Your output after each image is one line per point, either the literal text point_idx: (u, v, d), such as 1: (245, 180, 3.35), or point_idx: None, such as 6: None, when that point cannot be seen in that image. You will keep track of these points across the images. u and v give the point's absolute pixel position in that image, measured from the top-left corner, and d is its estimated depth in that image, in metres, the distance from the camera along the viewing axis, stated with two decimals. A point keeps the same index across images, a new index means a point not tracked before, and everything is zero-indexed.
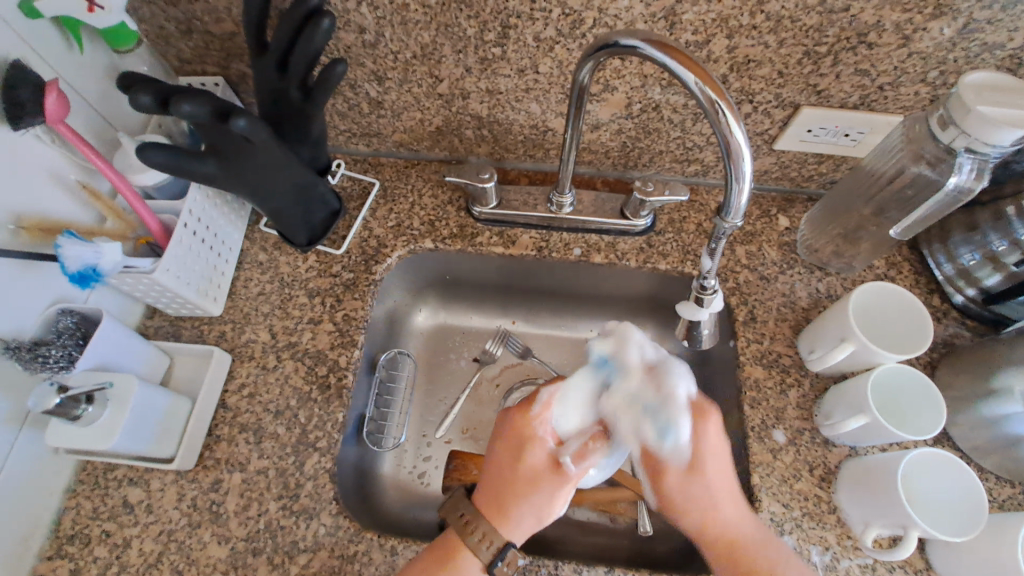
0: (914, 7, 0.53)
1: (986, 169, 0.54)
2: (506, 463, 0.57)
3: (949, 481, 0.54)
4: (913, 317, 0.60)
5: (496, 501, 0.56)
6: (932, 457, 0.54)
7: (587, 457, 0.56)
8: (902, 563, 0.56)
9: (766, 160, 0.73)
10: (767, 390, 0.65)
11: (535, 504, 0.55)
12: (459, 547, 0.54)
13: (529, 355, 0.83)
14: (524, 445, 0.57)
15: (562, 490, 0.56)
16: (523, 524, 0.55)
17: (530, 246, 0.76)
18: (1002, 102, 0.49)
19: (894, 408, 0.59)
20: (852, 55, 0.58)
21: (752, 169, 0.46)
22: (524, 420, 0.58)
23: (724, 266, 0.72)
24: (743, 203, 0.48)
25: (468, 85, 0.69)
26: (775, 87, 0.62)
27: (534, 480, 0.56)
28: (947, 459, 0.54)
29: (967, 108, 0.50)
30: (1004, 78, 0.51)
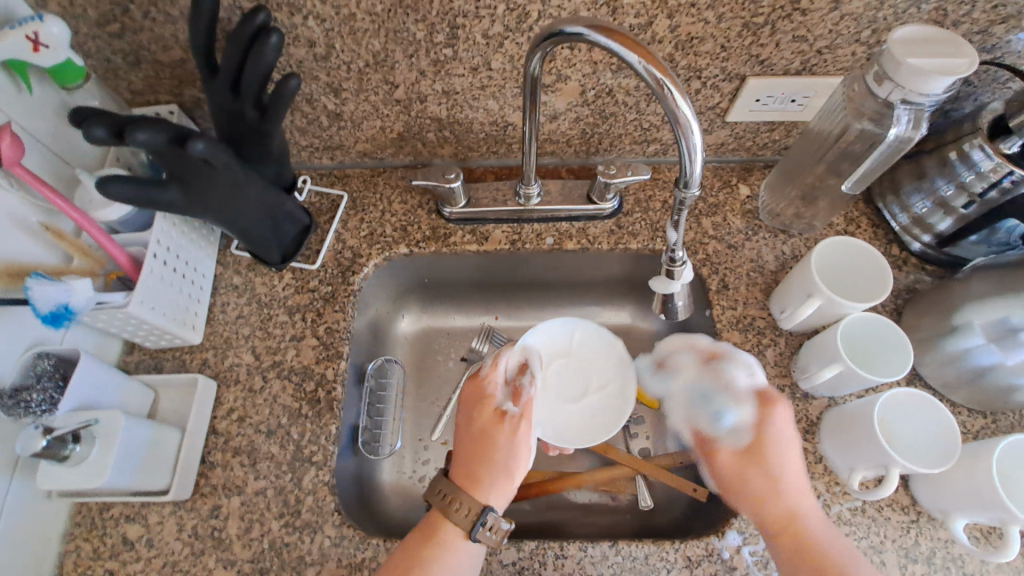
0: None
1: (924, 117, 0.56)
2: (466, 427, 0.63)
3: (924, 422, 0.56)
4: (874, 267, 0.62)
5: (466, 465, 0.60)
6: (905, 397, 0.57)
7: (523, 389, 0.66)
8: (889, 502, 0.58)
9: (720, 133, 0.75)
10: (746, 352, 0.67)
11: (501, 455, 0.61)
12: (442, 521, 0.57)
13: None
14: (479, 409, 0.64)
15: (519, 434, 0.62)
16: (492, 484, 0.59)
17: (504, 241, 0.77)
18: (926, 54, 0.51)
19: (863, 355, 0.61)
20: (788, 23, 0.61)
21: (701, 140, 0.48)
22: (475, 383, 0.66)
23: (692, 239, 0.74)
24: (698, 173, 0.50)
25: (424, 89, 0.70)
26: (719, 61, 0.65)
27: (491, 436, 0.62)
28: (931, 403, 0.56)
29: (898, 62, 0.52)
30: (925, 31, 0.53)
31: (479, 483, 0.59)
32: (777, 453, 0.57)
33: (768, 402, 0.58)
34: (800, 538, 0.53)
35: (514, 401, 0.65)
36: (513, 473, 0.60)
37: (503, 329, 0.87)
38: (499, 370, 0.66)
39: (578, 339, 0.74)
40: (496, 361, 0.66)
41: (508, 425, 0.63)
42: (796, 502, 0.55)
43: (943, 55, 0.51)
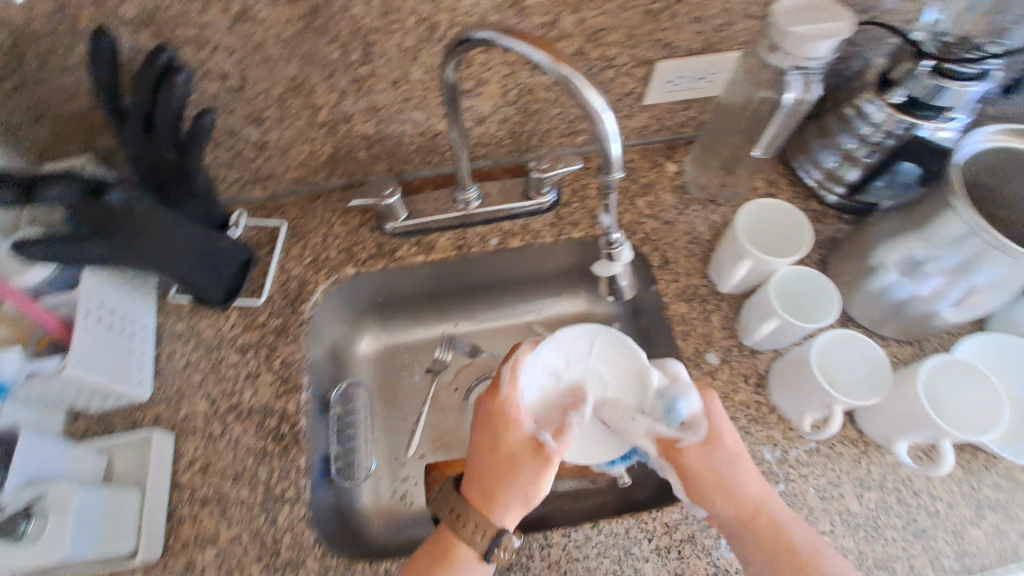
0: None
1: (814, 80, 0.61)
2: (488, 450, 0.58)
3: (854, 358, 0.60)
4: (795, 223, 0.65)
5: (484, 488, 0.57)
6: (839, 340, 0.60)
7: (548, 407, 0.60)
8: (840, 438, 0.63)
9: (641, 117, 0.78)
10: (693, 320, 0.70)
11: (524, 481, 0.57)
12: (455, 541, 0.55)
13: (477, 352, 0.88)
14: (499, 430, 0.58)
15: (546, 463, 0.57)
16: (509, 509, 0.56)
17: (450, 248, 0.78)
18: (810, 21, 0.55)
19: (792, 300, 0.66)
20: (684, 7, 0.63)
21: (615, 125, 0.50)
22: (499, 402, 0.59)
23: (630, 221, 0.77)
24: (619, 156, 0.51)
25: (347, 108, 0.70)
26: (628, 49, 0.68)
27: (516, 461, 0.57)
28: (861, 341, 0.59)
29: (784, 32, 0.55)
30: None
31: (496, 507, 0.56)
32: (729, 442, 0.57)
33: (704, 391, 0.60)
34: (771, 530, 0.54)
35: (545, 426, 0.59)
36: (532, 499, 0.57)
37: (464, 335, 0.90)
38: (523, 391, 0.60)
39: (597, 347, 0.64)
40: (515, 375, 0.60)
41: (531, 450, 0.58)
42: (755, 488, 0.56)
43: (825, 20, 0.54)
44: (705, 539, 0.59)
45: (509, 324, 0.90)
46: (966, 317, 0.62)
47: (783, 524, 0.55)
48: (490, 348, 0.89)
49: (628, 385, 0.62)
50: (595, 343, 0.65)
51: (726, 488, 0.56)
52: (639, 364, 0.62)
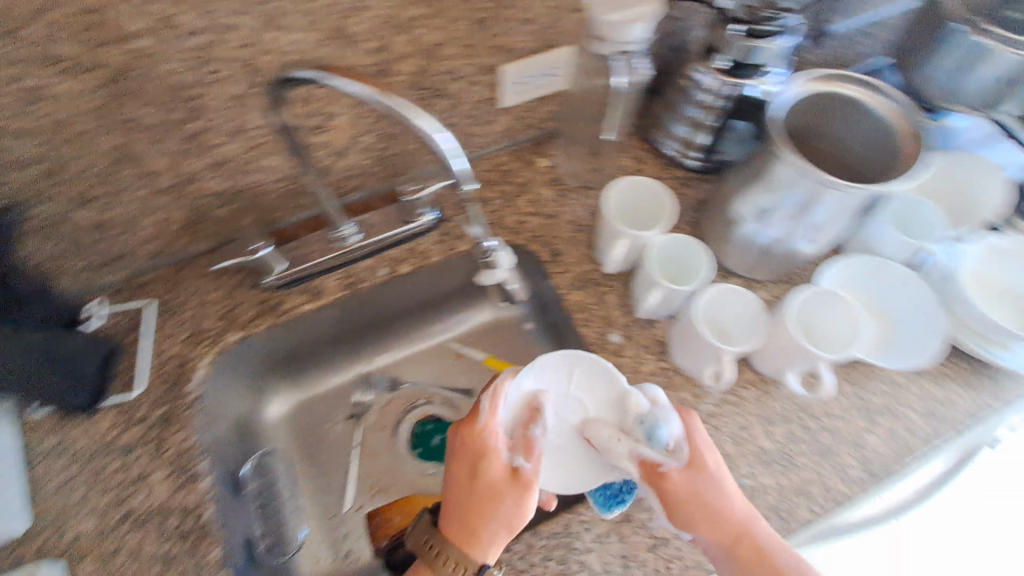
0: None
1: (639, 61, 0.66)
2: (466, 483, 0.58)
3: (732, 305, 0.64)
4: (658, 195, 0.66)
5: (463, 523, 0.57)
6: (716, 295, 0.63)
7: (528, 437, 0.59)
8: (743, 384, 0.66)
9: (504, 119, 0.79)
10: (591, 306, 0.72)
11: (504, 514, 0.56)
12: None
13: (399, 384, 0.87)
14: (479, 461, 0.58)
15: (524, 493, 0.57)
16: (493, 543, 0.56)
17: (339, 288, 0.76)
18: (619, 6, 0.57)
19: (670, 263, 0.68)
20: (512, 11, 0.63)
21: (448, 135, 0.49)
22: (474, 433, 0.59)
23: (514, 223, 0.78)
24: (464, 166, 0.51)
25: (189, 169, 0.65)
26: (470, 58, 0.67)
27: (494, 493, 0.56)
28: (738, 292, 0.63)
29: (601, 22, 0.57)
30: None
31: (477, 542, 0.56)
32: (712, 465, 0.57)
33: (683, 414, 0.59)
34: (756, 556, 0.55)
35: (522, 454, 0.58)
36: (513, 531, 0.56)
37: (380, 369, 0.88)
38: (499, 419, 0.59)
39: (576, 374, 0.63)
40: (494, 404, 0.58)
41: (513, 483, 0.57)
42: (738, 511, 0.56)
43: (631, 4, 0.57)
44: (640, 514, 0.61)
45: (424, 347, 0.90)
46: (822, 246, 0.68)
47: (769, 547, 0.55)
48: (410, 376, 0.88)
49: (611, 411, 0.61)
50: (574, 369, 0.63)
51: (713, 519, 0.55)
52: (617, 388, 0.61)
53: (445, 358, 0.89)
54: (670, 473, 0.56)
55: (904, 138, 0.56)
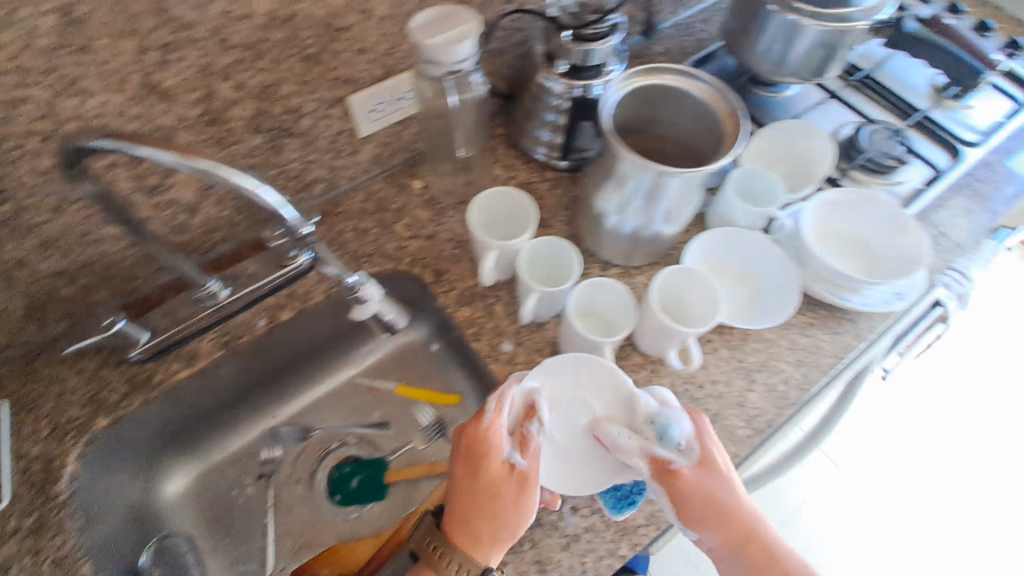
0: None
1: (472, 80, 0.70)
2: (468, 480, 0.58)
3: (598, 295, 0.68)
4: (520, 203, 0.67)
5: (465, 521, 0.57)
6: (583, 290, 0.67)
7: (531, 438, 0.59)
8: (632, 369, 0.69)
9: (367, 148, 0.78)
10: (480, 319, 0.72)
11: (506, 512, 0.57)
12: None
13: (309, 433, 0.85)
14: (482, 457, 0.58)
15: (525, 491, 0.58)
16: (495, 542, 0.57)
17: (216, 348, 0.73)
18: (438, 32, 0.57)
19: (539, 265, 0.70)
20: (341, 43, 0.62)
21: (271, 190, 0.48)
22: (477, 429, 0.59)
23: (395, 249, 0.77)
24: (295, 215, 0.50)
25: (14, 251, 0.60)
26: (310, 95, 0.66)
27: (495, 490, 0.57)
28: (602, 283, 0.66)
29: (422, 46, 0.57)
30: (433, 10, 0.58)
31: (478, 543, 0.56)
32: (721, 464, 0.59)
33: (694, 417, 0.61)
34: (759, 554, 0.58)
35: (522, 452, 0.59)
36: (515, 532, 0.57)
37: (287, 420, 0.85)
38: (503, 416, 0.59)
39: (582, 378, 0.63)
40: (499, 404, 0.59)
41: (516, 481, 0.58)
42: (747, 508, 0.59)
43: (452, 27, 0.57)
44: (549, 515, 0.62)
45: (330, 390, 0.87)
46: (683, 224, 0.71)
47: (772, 544, 0.59)
48: (322, 423, 0.86)
49: (625, 412, 0.61)
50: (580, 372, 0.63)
51: (724, 518, 0.58)
52: (627, 389, 0.62)
53: (354, 397, 0.87)
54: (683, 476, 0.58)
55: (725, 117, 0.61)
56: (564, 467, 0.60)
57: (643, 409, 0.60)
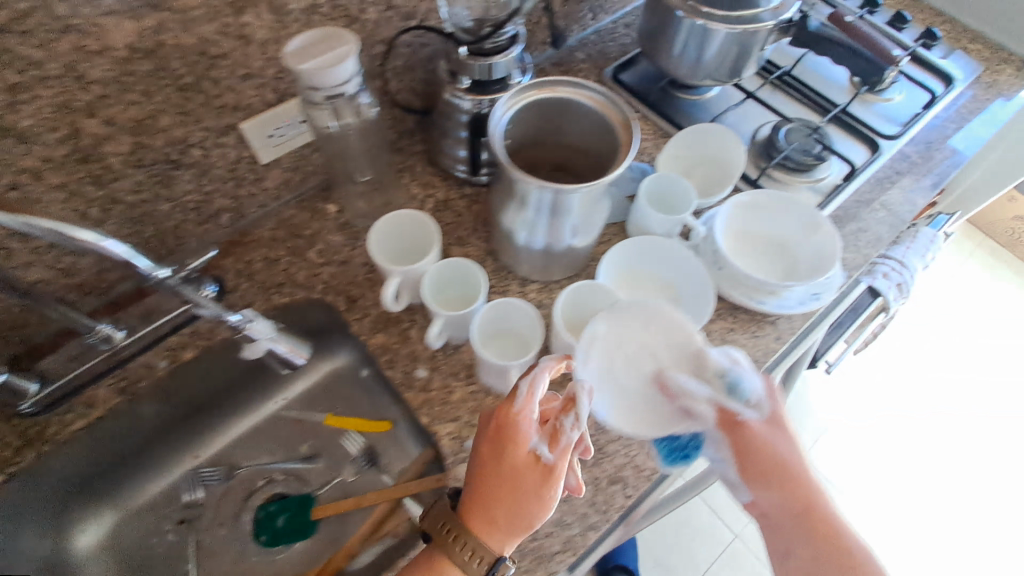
0: (212, 15, 0.55)
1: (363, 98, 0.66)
2: (493, 464, 0.56)
3: (507, 316, 0.66)
4: (423, 225, 0.66)
5: (485, 506, 0.55)
6: (490, 312, 0.65)
7: (564, 432, 0.56)
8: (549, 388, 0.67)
9: (274, 174, 0.75)
10: (395, 346, 0.70)
11: (529, 501, 0.55)
12: (446, 562, 0.55)
13: (235, 471, 0.82)
14: (509, 442, 0.55)
15: (549, 484, 0.55)
16: (513, 530, 0.55)
17: (114, 395, 0.73)
18: (313, 55, 0.54)
19: (448, 288, 0.68)
20: (219, 71, 0.60)
21: (116, 240, 0.48)
22: (508, 413, 0.56)
23: (307, 277, 0.74)
24: (149, 261, 0.55)
25: None
26: (194, 125, 0.63)
27: (519, 479, 0.55)
28: (508, 304, 0.64)
29: (297, 71, 0.54)
30: (312, 35, 0.56)
31: (497, 530, 0.55)
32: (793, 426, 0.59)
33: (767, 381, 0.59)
34: (824, 531, 0.56)
35: (550, 444, 0.56)
36: (531, 524, 0.55)
37: (211, 459, 0.82)
38: (535, 402, 0.56)
39: (650, 327, 0.59)
40: (532, 390, 0.55)
41: (539, 472, 0.55)
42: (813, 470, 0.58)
43: (327, 51, 0.55)
44: None
45: (254, 425, 0.84)
46: (593, 236, 0.70)
47: (839, 526, 0.56)
48: (248, 458, 0.83)
49: (696, 368, 0.57)
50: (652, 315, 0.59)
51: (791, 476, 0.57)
52: (696, 343, 0.58)
53: (279, 431, 0.84)
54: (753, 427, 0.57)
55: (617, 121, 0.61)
56: (637, 408, 0.57)
57: (714, 363, 0.57)
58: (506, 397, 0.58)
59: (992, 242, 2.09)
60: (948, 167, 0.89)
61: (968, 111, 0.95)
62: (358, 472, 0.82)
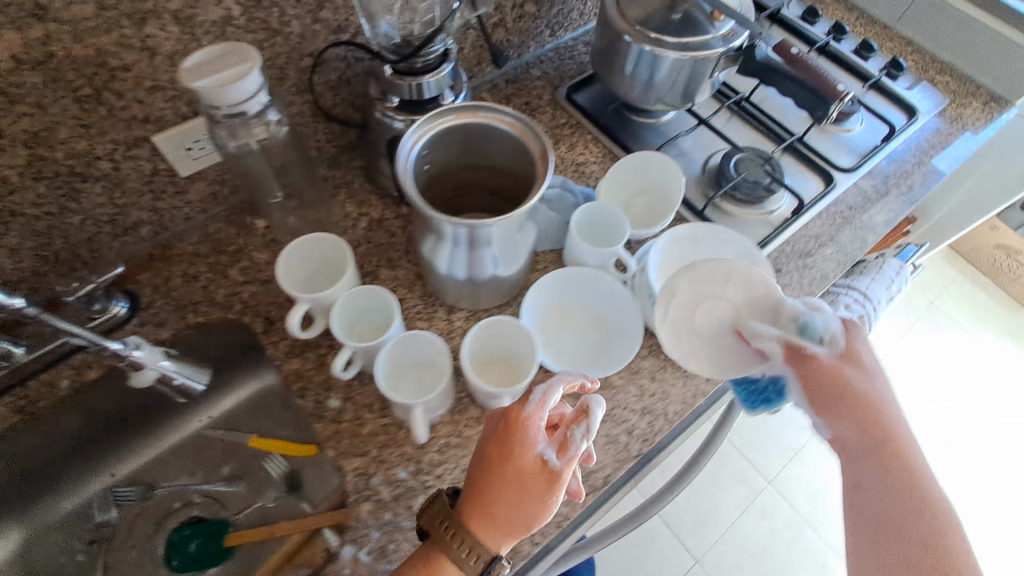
0: (108, 27, 0.52)
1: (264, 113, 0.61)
2: (498, 464, 0.54)
3: (419, 348, 0.63)
4: (337, 249, 0.62)
5: (487, 504, 0.53)
6: (399, 344, 0.62)
7: (572, 442, 0.54)
8: (463, 423, 0.66)
9: (198, 187, 0.72)
10: (310, 373, 0.68)
11: (530, 505, 0.53)
12: (441, 561, 0.53)
13: (152, 489, 0.80)
14: (516, 443, 0.54)
15: (552, 491, 0.54)
16: (512, 531, 0.54)
17: (13, 412, 0.71)
18: (209, 73, 0.51)
19: (362, 313, 0.65)
20: (122, 83, 0.57)
21: None
22: (518, 415, 0.55)
23: (227, 295, 0.72)
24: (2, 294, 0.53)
25: None
26: (100, 138, 0.60)
27: (522, 484, 0.53)
28: (419, 337, 0.61)
29: (190, 91, 0.51)
30: (205, 54, 0.52)
31: (495, 529, 0.53)
32: (868, 362, 0.57)
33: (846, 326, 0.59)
34: (901, 467, 0.53)
35: (558, 453, 0.54)
36: (531, 527, 0.54)
37: (127, 477, 0.80)
38: (545, 410, 0.55)
39: (727, 281, 0.60)
40: (545, 398, 0.55)
41: (544, 478, 0.54)
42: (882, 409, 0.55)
43: (224, 69, 0.52)
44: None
45: (175, 442, 0.82)
46: (521, 264, 0.68)
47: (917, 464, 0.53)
48: (168, 478, 0.81)
49: (771, 311, 0.59)
50: (726, 270, 0.60)
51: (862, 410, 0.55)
52: (775, 295, 0.59)
53: (199, 450, 0.83)
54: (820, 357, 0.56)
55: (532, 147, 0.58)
56: (722, 350, 0.61)
57: (795, 308, 0.58)
58: (515, 402, 0.57)
59: (976, 270, 2.06)
60: (903, 203, 0.86)
61: (930, 145, 0.93)
62: (280, 495, 0.80)
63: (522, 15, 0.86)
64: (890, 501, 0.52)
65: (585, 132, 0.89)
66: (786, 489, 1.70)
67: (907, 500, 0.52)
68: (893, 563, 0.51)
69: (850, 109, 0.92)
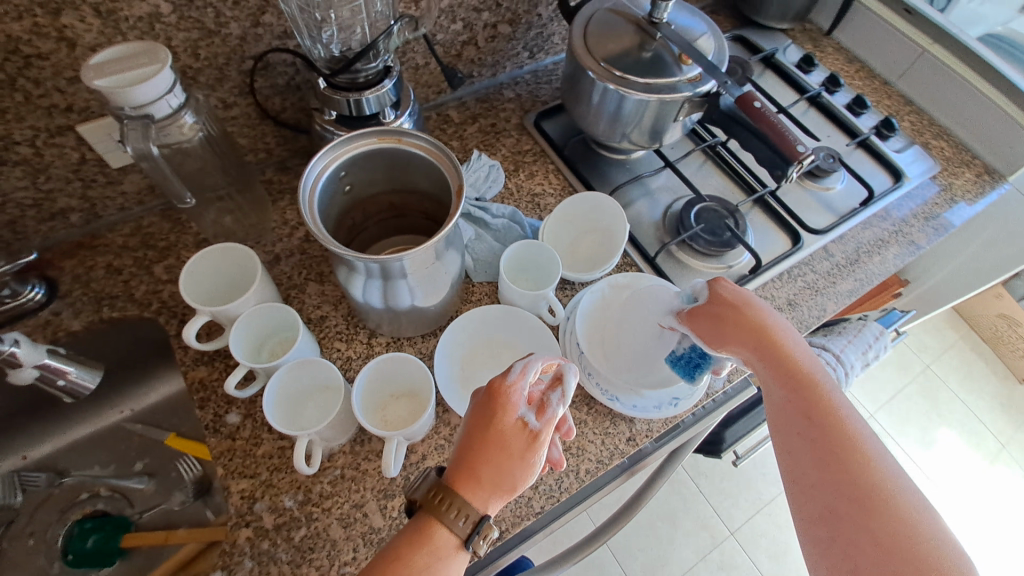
0: (20, 14, 0.51)
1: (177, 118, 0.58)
2: (478, 426, 0.50)
3: (315, 375, 0.61)
4: (249, 261, 0.61)
5: (470, 465, 0.49)
6: (295, 369, 0.60)
7: (550, 405, 0.52)
8: (361, 456, 0.63)
9: (132, 179, 0.70)
10: (214, 383, 0.66)
11: (516, 464, 0.49)
12: (433, 527, 0.47)
13: (60, 478, 0.78)
14: (496, 404, 0.50)
15: (536, 449, 0.50)
16: (498, 492, 0.49)
17: None
18: (114, 72, 0.50)
19: (264, 333, 0.63)
20: (38, 70, 0.56)
21: None
22: (497, 379, 0.51)
23: (146, 292, 0.70)
24: None
25: None
26: (19, 122, 0.59)
27: (508, 443, 0.49)
28: (316, 363, 0.60)
29: (92, 89, 0.50)
30: (115, 51, 0.52)
31: (483, 489, 0.48)
32: (747, 299, 0.59)
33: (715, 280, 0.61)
34: (811, 393, 0.53)
35: (538, 414, 0.51)
36: (518, 487, 0.49)
37: (38, 462, 0.78)
38: (526, 374, 0.51)
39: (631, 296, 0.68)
40: (525, 369, 0.52)
41: (527, 438, 0.50)
42: (770, 325, 0.56)
43: (131, 69, 0.51)
44: None
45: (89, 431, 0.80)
46: (444, 293, 0.64)
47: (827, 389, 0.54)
48: (77, 467, 0.79)
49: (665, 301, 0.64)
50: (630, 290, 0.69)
51: (749, 334, 0.56)
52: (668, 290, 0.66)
53: (115, 441, 0.81)
54: (703, 312, 0.59)
55: (452, 177, 0.55)
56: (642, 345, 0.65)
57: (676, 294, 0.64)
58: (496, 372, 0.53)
59: (978, 338, 1.96)
60: (872, 274, 0.82)
61: (914, 214, 0.88)
62: (187, 500, 0.78)
63: (495, 35, 0.84)
64: (815, 441, 0.52)
65: (547, 162, 0.85)
66: (748, 542, 1.64)
67: (828, 435, 0.51)
68: (839, 505, 0.49)
69: (832, 166, 0.87)
